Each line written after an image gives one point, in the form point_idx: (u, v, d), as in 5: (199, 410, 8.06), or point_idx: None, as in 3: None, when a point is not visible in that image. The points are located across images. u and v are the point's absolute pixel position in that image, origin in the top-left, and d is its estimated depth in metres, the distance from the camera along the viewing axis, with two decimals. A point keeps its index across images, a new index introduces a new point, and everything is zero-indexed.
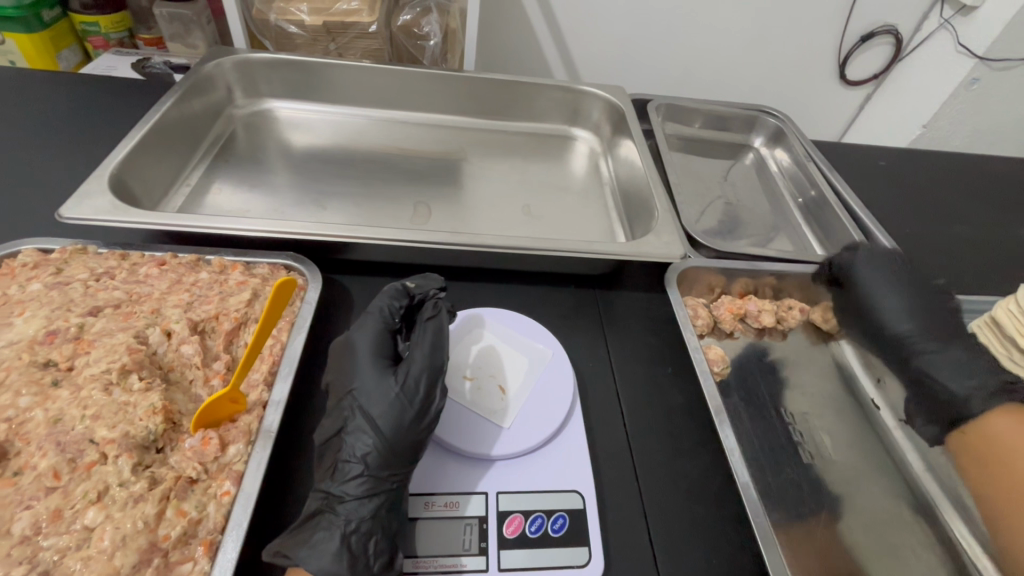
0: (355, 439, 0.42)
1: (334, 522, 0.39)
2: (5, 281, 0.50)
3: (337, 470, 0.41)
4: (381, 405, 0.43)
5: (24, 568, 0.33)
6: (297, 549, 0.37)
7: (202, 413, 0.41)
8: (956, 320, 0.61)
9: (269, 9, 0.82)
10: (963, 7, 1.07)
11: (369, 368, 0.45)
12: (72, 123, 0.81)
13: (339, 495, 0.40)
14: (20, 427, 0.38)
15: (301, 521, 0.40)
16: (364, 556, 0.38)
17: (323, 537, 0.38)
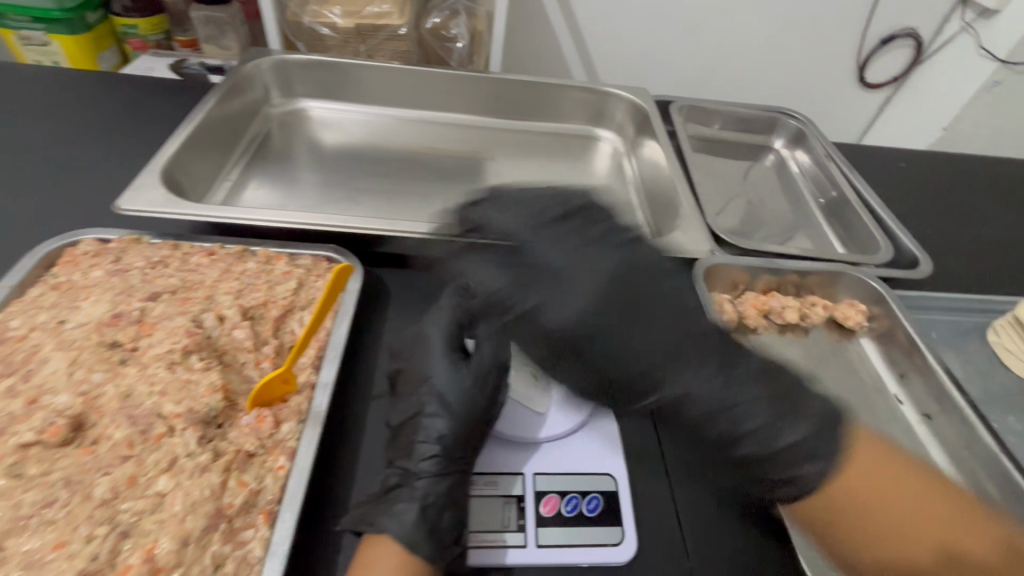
0: (432, 422, 0.47)
1: (413, 495, 0.43)
2: (68, 268, 0.53)
3: (413, 449, 0.46)
4: (456, 392, 0.48)
5: (106, 528, 0.35)
6: (381, 518, 0.42)
7: (259, 391, 0.44)
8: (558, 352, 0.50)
9: (303, 12, 0.86)
10: (985, 10, 1.08)
11: (443, 360, 0.51)
12: (118, 121, 0.85)
13: (416, 471, 0.44)
14: (93, 401, 0.41)
15: (379, 494, 0.44)
16: (440, 528, 0.41)
17: (404, 509, 0.42)
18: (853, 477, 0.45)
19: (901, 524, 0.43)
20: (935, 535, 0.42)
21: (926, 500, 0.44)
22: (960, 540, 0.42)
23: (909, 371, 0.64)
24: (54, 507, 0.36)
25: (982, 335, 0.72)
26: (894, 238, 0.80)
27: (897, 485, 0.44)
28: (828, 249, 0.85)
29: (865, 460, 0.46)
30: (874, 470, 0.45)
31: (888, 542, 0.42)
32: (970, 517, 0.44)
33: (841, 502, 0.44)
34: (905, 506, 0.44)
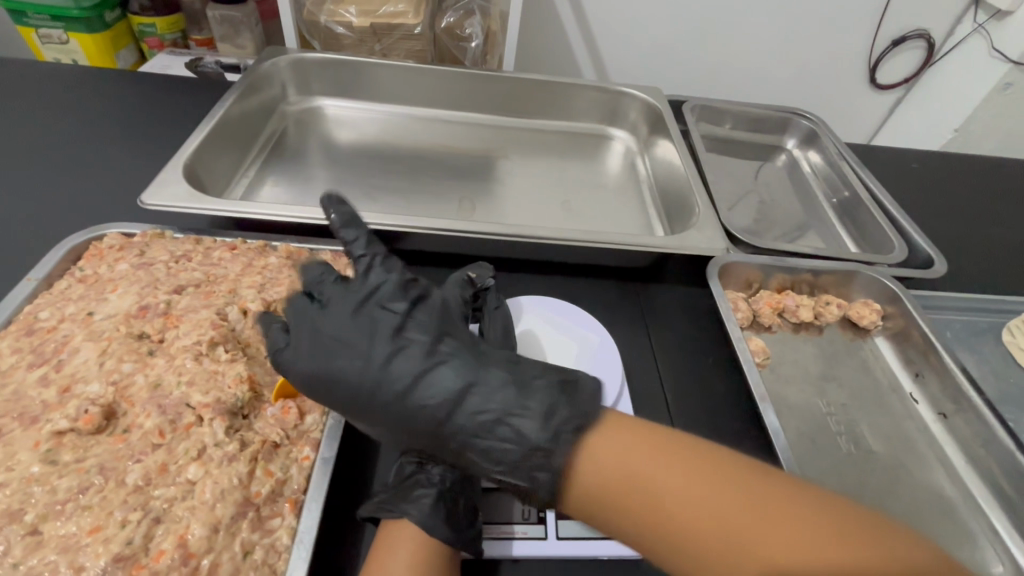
0: None
1: (431, 482, 0.43)
2: (94, 261, 0.54)
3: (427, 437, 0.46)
4: None
5: (139, 514, 0.36)
6: (401, 503, 0.41)
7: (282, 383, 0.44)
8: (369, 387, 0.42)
9: (320, 11, 0.86)
10: (997, 12, 1.07)
11: None
12: (136, 118, 0.86)
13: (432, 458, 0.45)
14: (124, 390, 0.42)
15: (397, 481, 0.44)
16: (456, 515, 0.41)
17: (423, 493, 0.42)
18: (603, 463, 0.37)
19: (670, 514, 0.35)
20: (705, 534, 0.33)
21: (695, 486, 0.35)
22: (741, 537, 0.33)
23: (926, 370, 0.64)
24: (89, 493, 0.36)
25: (997, 335, 0.72)
26: (908, 238, 0.81)
27: (642, 464, 0.36)
28: (841, 249, 0.85)
29: (604, 441, 0.38)
30: (621, 447, 0.37)
31: (670, 532, 0.34)
32: (827, 523, 0.33)
33: (606, 486, 0.36)
34: (687, 496, 0.35)
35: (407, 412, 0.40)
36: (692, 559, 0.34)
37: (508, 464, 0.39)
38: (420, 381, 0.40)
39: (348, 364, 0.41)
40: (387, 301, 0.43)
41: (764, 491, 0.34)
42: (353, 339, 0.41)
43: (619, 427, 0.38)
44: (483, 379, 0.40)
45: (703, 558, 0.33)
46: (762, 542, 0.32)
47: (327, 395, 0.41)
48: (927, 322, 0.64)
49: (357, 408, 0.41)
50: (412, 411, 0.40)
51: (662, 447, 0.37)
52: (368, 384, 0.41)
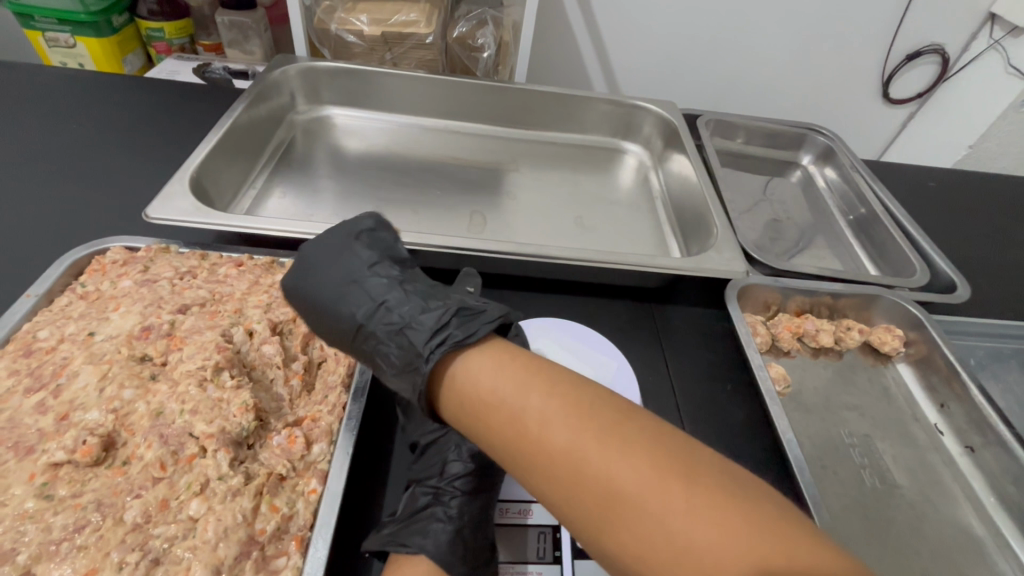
0: (461, 439, 0.46)
1: (447, 517, 0.41)
2: (96, 278, 0.52)
3: (442, 464, 0.45)
4: None
5: (138, 554, 0.34)
6: (416, 537, 0.40)
7: None
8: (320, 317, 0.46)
9: (331, 19, 0.85)
10: (1014, 28, 1.05)
11: None
12: (143, 125, 0.84)
13: (446, 488, 0.44)
14: (125, 418, 0.40)
15: (408, 513, 0.42)
16: (471, 552, 0.40)
17: (436, 525, 0.41)
18: (474, 380, 0.36)
19: (520, 434, 0.32)
20: (548, 452, 0.30)
21: (554, 407, 0.32)
22: (580, 460, 0.29)
23: (950, 400, 0.62)
24: (85, 531, 0.35)
25: (1021, 362, 0.70)
26: (928, 259, 0.78)
27: (510, 381, 0.34)
28: (859, 269, 0.83)
29: (483, 366, 0.36)
30: (497, 368, 0.35)
31: (515, 446, 0.32)
32: (696, 471, 0.28)
33: (473, 397, 0.35)
34: (544, 417, 0.31)
35: (335, 317, 0.44)
36: (531, 476, 0.31)
37: (400, 368, 0.40)
38: (354, 292, 0.44)
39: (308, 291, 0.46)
40: (345, 239, 0.48)
41: (635, 427, 0.30)
42: (310, 256, 0.47)
43: (502, 355, 0.37)
44: (401, 297, 0.43)
45: (539, 473, 0.31)
46: (608, 471, 0.29)
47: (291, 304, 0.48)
48: (951, 350, 0.62)
49: (304, 307, 0.46)
50: (341, 317, 0.44)
51: (541, 372, 0.34)
52: (312, 291, 0.46)
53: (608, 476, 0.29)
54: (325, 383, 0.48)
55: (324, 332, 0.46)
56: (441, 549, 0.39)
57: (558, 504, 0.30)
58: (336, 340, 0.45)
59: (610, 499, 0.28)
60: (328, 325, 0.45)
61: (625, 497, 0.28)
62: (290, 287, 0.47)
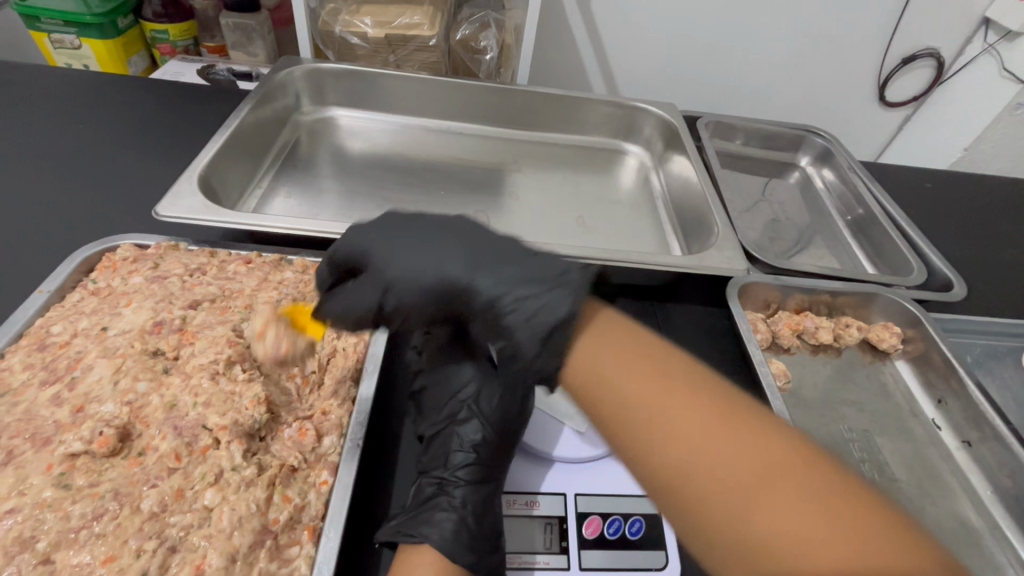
0: (466, 429, 0.47)
1: (452, 505, 0.42)
2: (107, 274, 0.53)
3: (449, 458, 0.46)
4: (491, 396, 0.49)
5: (155, 542, 0.35)
6: (421, 527, 0.41)
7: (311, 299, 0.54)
8: (419, 240, 0.45)
9: (335, 22, 0.86)
10: (1008, 32, 1.07)
11: (474, 368, 0.51)
12: (149, 126, 0.85)
13: (454, 476, 0.44)
14: (139, 410, 0.41)
15: (415, 504, 0.43)
16: (477, 538, 0.41)
17: (442, 514, 0.42)
18: (592, 359, 0.38)
19: (642, 419, 0.34)
20: (670, 438, 0.33)
21: (689, 396, 0.34)
22: (720, 444, 0.32)
23: (948, 396, 0.63)
24: (103, 520, 0.35)
25: (1017, 359, 0.71)
26: (924, 257, 0.80)
27: (641, 368, 0.36)
28: (856, 268, 0.84)
29: (598, 348, 0.38)
30: (625, 356, 0.37)
31: (749, 516, 0.29)
32: (818, 475, 0.30)
33: (597, 380, 0.37)
34: (674, 408, 0.34)
35: (447, 256, 0.43)
36: (645, 458, 0.33)
37: (548, 282, 0.40)
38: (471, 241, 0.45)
39: (407, 225, 0.46)
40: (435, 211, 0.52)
41: (756, 426, 0.33)
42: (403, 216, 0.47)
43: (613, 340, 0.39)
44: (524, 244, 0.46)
45: (656, 457, 0.33)
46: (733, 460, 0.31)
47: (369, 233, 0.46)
48: (949, 347, 0.63)
49: (386, 249, 0.45)
50: (458, 256, 0.43)
51: (664, 366, 0.36)
52: (406, 236, 0.45)
53: (730, 467, 0.31)
54: (334, 378, 0.48)
55: (410, 272, 0.43)
56: (446, 536, 0.40)
57: (686, 486, 0.32)
58: (441, 265, 0.43)
59: (731, 487, 0.30)
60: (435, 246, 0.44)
61: (761, 484, 0.30)
62: (376, 222, 0.47)
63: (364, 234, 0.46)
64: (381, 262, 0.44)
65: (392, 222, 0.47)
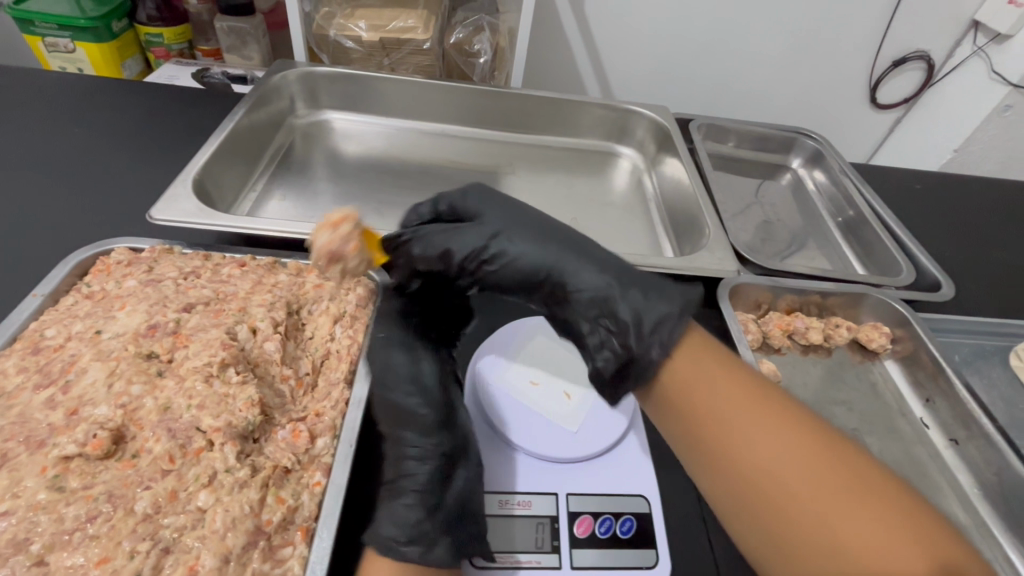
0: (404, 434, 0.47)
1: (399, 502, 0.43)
2: (101, 278, 0.53)
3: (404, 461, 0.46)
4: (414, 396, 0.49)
5: (149, 544, 0.35)
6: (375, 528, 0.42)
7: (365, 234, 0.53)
8: (542, 225, 0.53)
9: (330, 26, 0.87)
10: (997, 36, 1.08)
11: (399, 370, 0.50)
12: (143, 129, 0.85)
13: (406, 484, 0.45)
14: (133, 413, 0.41)
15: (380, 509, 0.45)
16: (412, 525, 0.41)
17: (392, 515, 0.42)
18: (686, 372, 0.43)
19: (726, 434, 0.40)
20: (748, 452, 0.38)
21: (763, 415, 0.40)
22: (795, 451, 0.37)
23: (935, 395, 0.64)
24: (97, 521, 0.35)
25: (1004, 358, 0.72)
26: (914, 258, 0.81)
27: (722, 389, 0.42)
28: (847, 269, 0.85)
29: (690, 364, 0.43)
30: (710, 379, 0.43)
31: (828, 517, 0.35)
32: (879, 495, 0.35)
33: (687, 401, 0.42)
34: (752, 428, 0.39)
35: (553, 242, 0.51)
36: (717, 462, 0.40)
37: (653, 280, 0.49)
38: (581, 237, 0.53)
39: (529, 211, 0.54)
40: None
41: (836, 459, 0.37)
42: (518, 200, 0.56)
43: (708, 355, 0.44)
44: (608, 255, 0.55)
45: (728, 460, 0.39)
46: (803, 480, 0.36)
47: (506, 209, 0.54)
48: (937, 347, 0.64)
49: (501, 215, 0.54)
50: (566, 248, 0.51)
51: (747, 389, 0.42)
52: (518, 213, 0.54)
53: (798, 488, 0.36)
54: (328, 380, 0.49)
55: (515, 239, 0.52)
56: (397, 537, 0.41)
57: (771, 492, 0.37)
58: (560, 250, 0.51)
59: (792, 504, 0.36)
60: (554, 233, 0.52)
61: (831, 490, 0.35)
62: (503, 203, 0.55)
63: (483, 200, 0.56)
64: (493, 222, 0.53)
65: (516, 206, 0.55)
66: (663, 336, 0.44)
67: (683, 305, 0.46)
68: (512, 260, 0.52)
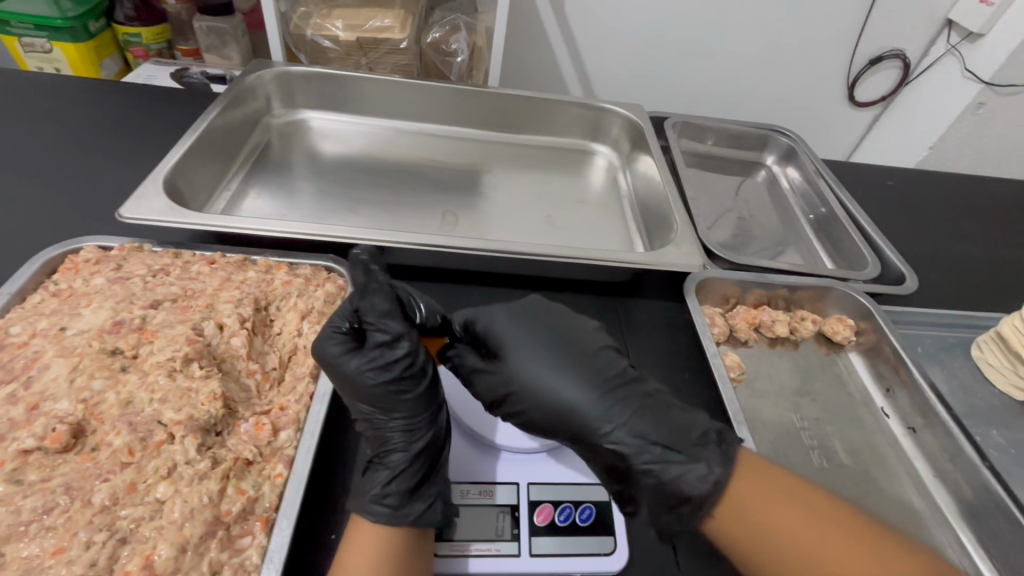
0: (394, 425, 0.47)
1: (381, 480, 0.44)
2: (69, 276, 0.53)
3: (385, 440, 0.47)
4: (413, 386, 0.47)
5: (105, 534, 0.36)
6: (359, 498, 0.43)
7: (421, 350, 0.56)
8: (577, 379, 0.49)
9: (306, 25, 0.87)
10: (970, 34, 1.10)
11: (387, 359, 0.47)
12: (119, 129, 0.85)
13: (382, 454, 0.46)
14: (94, 407, 0.42)
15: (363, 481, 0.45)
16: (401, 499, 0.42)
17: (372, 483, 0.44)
18: (743, 497, 0.43)
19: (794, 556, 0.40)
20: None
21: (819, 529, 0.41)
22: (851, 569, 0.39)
23: (896, 386, 0.65)
24: (53, 513, 0.36)
25: (966, 350, 0.74)
26: (881, 253, 0.82)
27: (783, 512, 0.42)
28: (817, 264, 0.87)
29: (746, 488, 0.43)
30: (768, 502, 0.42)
31: None
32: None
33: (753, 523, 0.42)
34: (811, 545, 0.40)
35: (585, 399, 0.48)
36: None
37: (699, 469, 0.44)
38: (631, 390, 0.49)
39: (558, 349, 0.51)
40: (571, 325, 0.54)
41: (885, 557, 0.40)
42: (557, 325, 0.53)
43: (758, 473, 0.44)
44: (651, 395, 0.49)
45: None
46: None
47: (534, 347, 0.51)
48: (898, 338, 0.65)
49: (528, 359, 0.50)
50: (599, 406, 0.48)
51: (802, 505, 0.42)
52: (546, 352, 0.51)
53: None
54: (294, 375, 0.50)
55: (540, 391, 0.48)
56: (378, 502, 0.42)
57: None
58: (591, 407, 0.48)
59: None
60: (589, 386, 0.49)
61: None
62: (527, 332, 0.52)
63: (512, 329, 0.52)
64: (516, 370, 0.49)
65: (552, 345, 0.51)
66: (685, 515, 0.44)
67: (714, 490, 0.43)
68: (535, 415, 0.48)
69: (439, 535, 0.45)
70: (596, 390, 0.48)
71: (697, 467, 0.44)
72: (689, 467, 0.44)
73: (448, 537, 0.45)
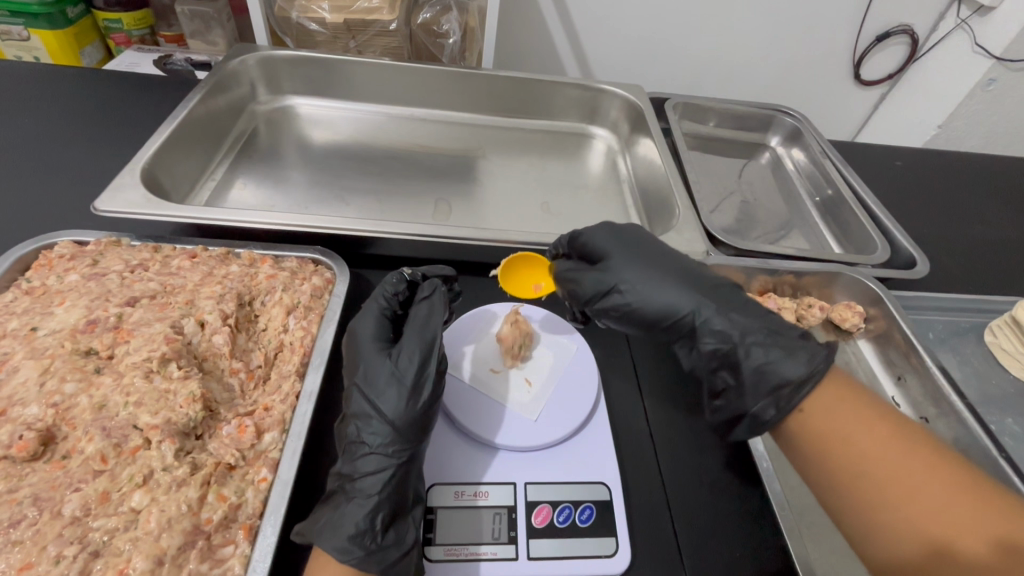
0: (373, 451, 0.42)
1: (359, 502, 0.40)
2: (42, 272, 0.51)
3: (363, 450, 0.43)
4: (387, 396, 0.44)
5: (76, 547, 0.34)
6: (330, 519, 0.39)
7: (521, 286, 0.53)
8: (673, 278, 0.52)
9: (291, 7, 0.82)
10: (981, 7, 1.05)
11: (372, 351, 0.46)
12: (99, 119, 0.82)
13: (372, 484, 0.41)
14: (66, 412, 0.40)
15: (339, 493, 0.41)
16: (371, 528, 0.39)
17: (366, 520, 0.39)
18: (816, 412, 0.45)
19: (847, 454, 0.42)
20: (882, 491, 0.40)
21: (886, 442, 0.42)
22: (908, 473, 0.40)
23: (907, 373, 0.63)
24: (21, 526, 0.35)
25: (979, 336, 0.71)
26: (890, 237, 0.79)
27: (845, 424, 0.44)
28: (823, 248, 0.84)
29: (821, 405, 0.45)
30: (835, 411, 0.45)
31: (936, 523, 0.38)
32: (987, 502, 0.37)
33: (816, 431, 0.45)
34: (869, 448, 0.42)
35: (687, 290, 0.51)
36: (834, 472, 0.43)
37: (792, 367, 0.46)
38: (726, 293, 0.52)
39: (650, 254, 0.54)
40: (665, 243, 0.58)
41: (952, 473, 0.39)
42: (650, 236, 0.57)
43: (856, 399, 0.45)
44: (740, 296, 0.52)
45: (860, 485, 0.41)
46: (926, 498, 0.39)
47: (631, 250, 0.54)
48: (909, 325, 0.63)
49: (632, 258, 0.54)
50: (696, 299, 0.51)
51: (878, 424, 0.43)
52: (651, 251, 0.54)
53: (926, 515, 0.38)
54: (279, 373, 0.47)
55: (642, 285, 0.52)
56: (356, 538, 0.38)
57: (889, 504, 0.39)
58: (689, 301, 0.51)
59: (913, 535, 0.38)
60: (688, 283, 0.52)
61: (933, 500, 0.38)
62: (627, 241, 0.55)
63: (613, 237, 0.56)
64: (622, 267, 0.53)
65: (645, 249, 0.55)
66: (784, 397, 0.46)
67: (811, 370, 0.46)
68: (643, 304, 0.52)
69: (432, 538, 0.43)
70: (688, 286, 0.52)
71: (789, 368, 0.47)
72: (785, 361, 0.47)
73: (441, 540, 0.43)
